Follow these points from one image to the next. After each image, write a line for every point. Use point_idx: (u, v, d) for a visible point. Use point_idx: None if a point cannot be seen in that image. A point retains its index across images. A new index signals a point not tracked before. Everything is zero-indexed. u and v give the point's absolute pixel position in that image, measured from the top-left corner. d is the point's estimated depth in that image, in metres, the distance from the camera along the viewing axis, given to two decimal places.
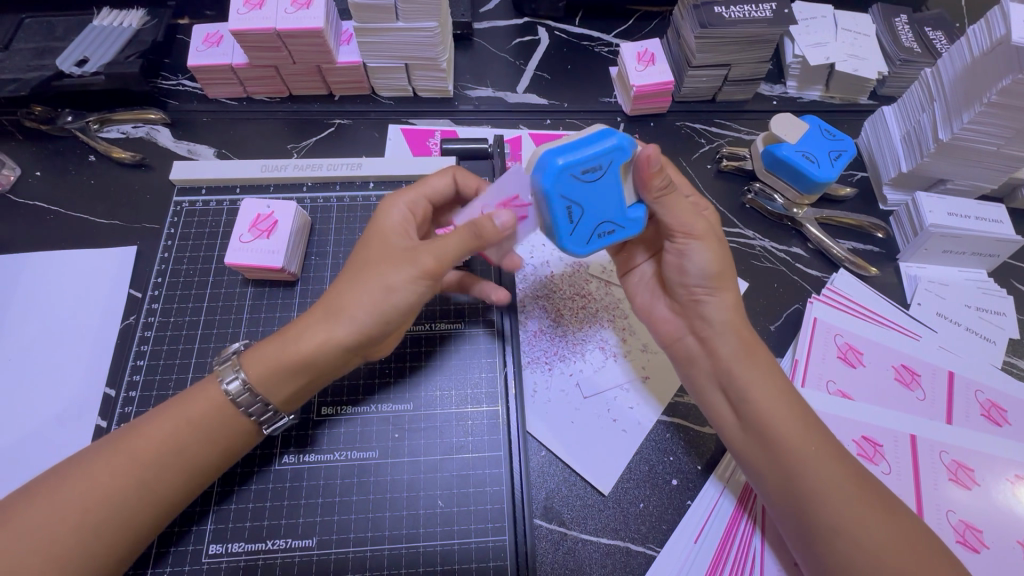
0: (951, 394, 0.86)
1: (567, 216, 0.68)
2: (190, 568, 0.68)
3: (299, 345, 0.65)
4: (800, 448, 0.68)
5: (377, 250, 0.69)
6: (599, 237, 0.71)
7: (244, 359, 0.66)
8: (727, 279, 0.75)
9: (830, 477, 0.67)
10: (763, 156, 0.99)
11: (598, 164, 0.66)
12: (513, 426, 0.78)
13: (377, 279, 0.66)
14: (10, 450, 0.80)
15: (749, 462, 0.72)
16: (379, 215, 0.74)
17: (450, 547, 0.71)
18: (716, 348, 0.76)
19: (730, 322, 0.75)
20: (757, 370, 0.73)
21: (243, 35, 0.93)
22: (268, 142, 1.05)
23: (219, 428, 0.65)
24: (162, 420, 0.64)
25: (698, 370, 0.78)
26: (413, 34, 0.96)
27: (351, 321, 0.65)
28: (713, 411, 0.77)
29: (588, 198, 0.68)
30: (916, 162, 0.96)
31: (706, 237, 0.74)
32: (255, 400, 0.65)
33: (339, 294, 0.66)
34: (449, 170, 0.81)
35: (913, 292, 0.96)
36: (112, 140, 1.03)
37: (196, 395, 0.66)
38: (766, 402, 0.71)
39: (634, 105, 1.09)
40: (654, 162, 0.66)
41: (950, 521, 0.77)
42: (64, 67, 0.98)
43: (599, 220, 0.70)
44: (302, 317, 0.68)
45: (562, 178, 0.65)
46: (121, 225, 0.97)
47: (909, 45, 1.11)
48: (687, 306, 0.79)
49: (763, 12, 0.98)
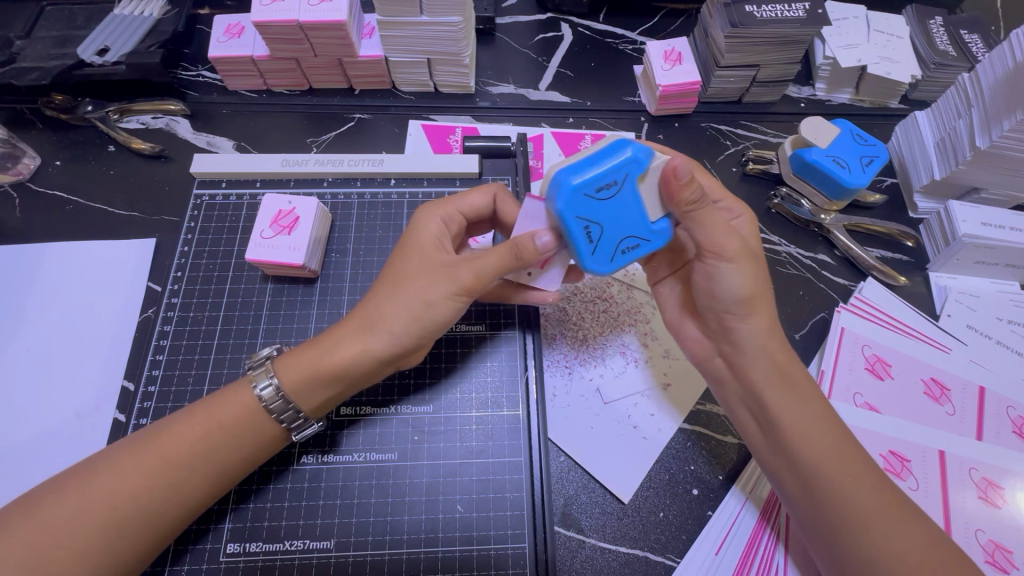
0: (981, 409, 0.84)
1: (586, 236, 0.65)
2: (208, 566, 0.67)
3: (334, 355, 0.65)
4: (827, 472, 0.67)
5: (413, 263, 0.68)
6: (622, 254, 0.68)
7: (278, 365, 0.66)
8: (759, 302, 0.71)
9: (864, 500, 0.65)
10: (792, 160, 0.96)
11: (613, 180, 0.64)
12: (535, 431, 0.77)
13: (415, 294, 0.66)
14: (28, 441, 0.80)
15: (779, 480, 0.72)
16: (413, 227, 0.73)
17: (469, 553, 0.70)
18: (748, 372, 0.73)
19: (763, 348, 0.72)
20: (789, 390, 0.71)
21: (265, 27, 0.91)
22: (287, 136, 1.04)
23: (247, 430, 0.64)
24: (192, 423, 0.63)
25: (731, 392, 0.77)
26: (437, 28, 0.94)
27: (387, 334, 0.65)
28: (742, 426, 0.76)
29: (606, 216, 0.65)
30: (950, 170, 0.94)
31: (739, 258, 0.69)
32: (287, 408, 0.65)
33: (378, 306, 0.66)
34: (491, 188, 0.78)
35: (943, 303, 0.94)
36: (132, 131, 1.02)
37: (224, 398, 0.65)
38: (796, 422, 0.69)
39: (658, 105, 1.07)
40: (682, 173, 0.62)
41: (979, 541, 0.75)
42: (84, 55, 0.97)
43: (620, 236, 0.67)
44: (336, 327, 0.67)
45: (576, 198, 0.63)
46: (140, 217, 0.96)
47: (944, 48, 1.08)
48: (718, 330, 0.75)
49: (796, 12, 0.95)
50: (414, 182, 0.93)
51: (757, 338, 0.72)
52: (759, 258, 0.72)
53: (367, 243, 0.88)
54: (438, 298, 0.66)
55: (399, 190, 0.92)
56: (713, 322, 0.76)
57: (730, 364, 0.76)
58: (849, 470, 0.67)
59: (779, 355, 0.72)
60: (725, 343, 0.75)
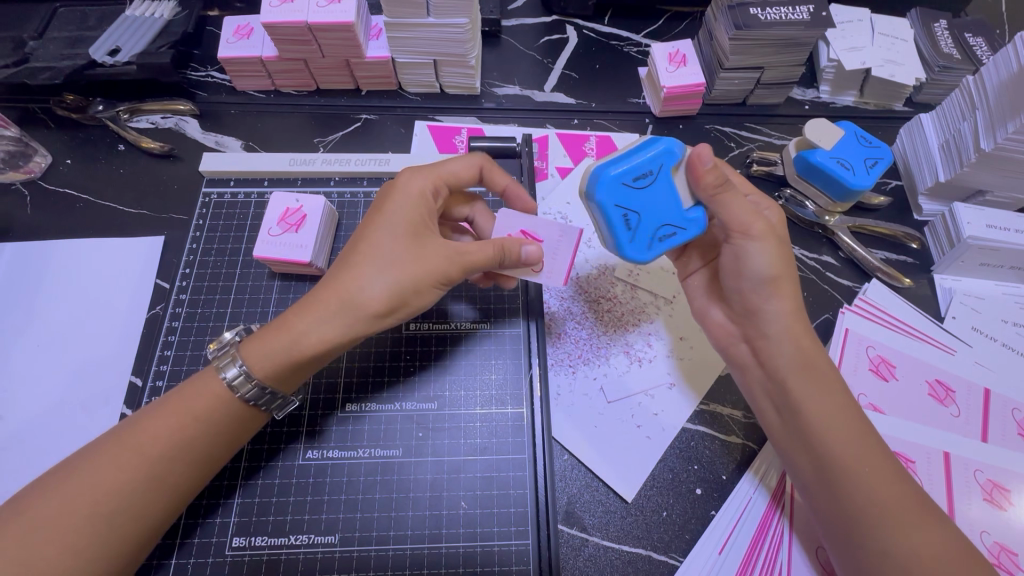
0: (986, 411, 0.84)
1: (625, 223, 0.69)
2: (213, 560, 0.68)
3: (310, 341, 0.64)
4: (846, 460, 0.67)
5: (394, 243, 0.66)
6: (659, 241, 0.71)
7: (244, 351, 0.65)
8: (786, 281, 0.72)
9: (880, 491, 0.65)
10: (797, 162, 0.96)
11: (646, 171, 0.68)
12: (538, 428, 0.77)
13: (396, 275, 0.65)
14: (37, 435, 0.81)
15: (796, 468, 0.72)
16: (396, 198, 0.70)
17: (472, 549, 0.70)
18: (774, 354, 0.73)
19: (788, 329, 0.72)
20: (811, 380, 0.71)
21: (274, 28, 0.92)
22: (294, 136, 1.05)
23: (218, 415, 0.64)
24: (165, 416, 0.63)
25: (753, 379, 0.77)
26: (443, 30, 0.95)
27: (371, 319, 0.65)
28: (762, 415, 0.77)
29: (642, 205, 0.69)
30: (955, 172, 0.94)
31: (765, 237, 0.71)
32: (255, 389, 0.65)
33: (354, 286, 0.64)
34: (477, 160, 0.78)
35: (948, 304, 0.93)
36: (141, 130, 1.04)
37: (195, 388, 0.65)
38: (819, 412, 0.69)
39: (663, 107, 1.07)
40: (706, 158, 0.67)
41: (984, 542, 0.75)
42: (96, 56, 0.98)
43: (657, 223, 0.71)
44: (306, 308, 0.65)
45: (615, 187, 0.67)
46: (150, 215, 0.97)
47: (949, 51, 1.08)
48: (745, 312, 0.77)
49: (800, 15, 0.96)
50: None
51: (781, 322, 0.73)
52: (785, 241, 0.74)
53: None
54: (423, 284, 0.66)
55: None
56: (740, 305, 0.77)
57: (754, 349, 0.76)
58: (867, 461, 0.67)
59: (806, 342, 0.72)
60: (751, 324, 0.76)
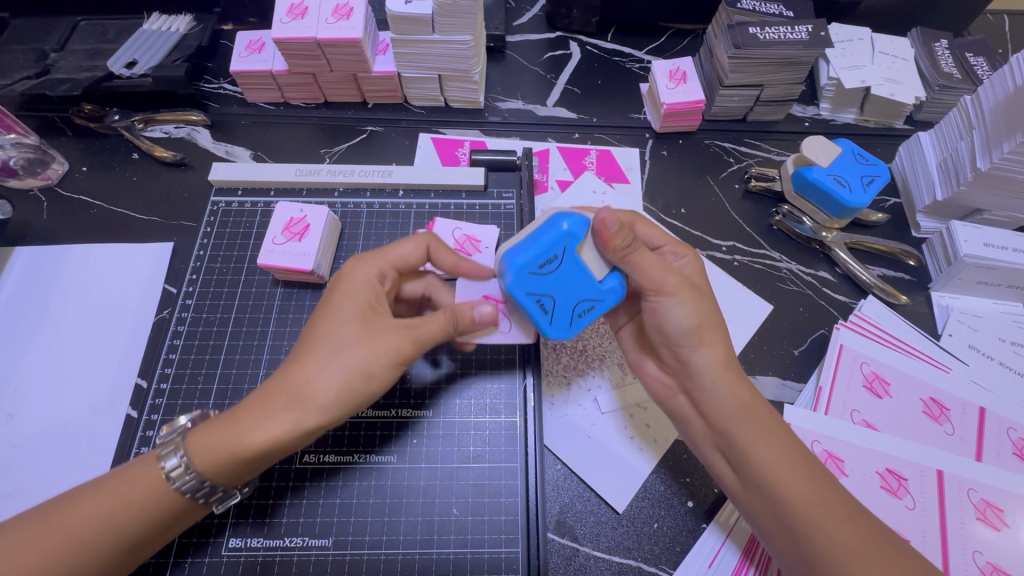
0: (981, 430, 0.84)
1: (541, 308, 0.70)
2: (210, 560, 0.69)
3: (254, 437, 0.60)
4: (799, 501, 0.66)
5: (345, 331, 0.65)
6: (580, 317, 0.72)
7: (189, 441, 0.61)
8: (708, 332, 0.73)
9: (840, 538, 0.64)
10: (793, 178, 0.98)
11: (552, 254, 0.68)
12: (531, 438, 0.78)
13: (347, 363, 0.63)
14: (44, 433, 0.83)
15: (757, 524, 0.70)
16: (345, 285, 0.69)
17: (462, 556, 0.71)
18: (709, 404, 0.73)
19: (717, 377, 0.72)
20: (753, 429, 0.71)
21: (284, 44, 0.96)
22: (302, 147, 1.08)
23: (151, 502, 0.59)
24: (98, 497, 0.59)
25: (695, 430, 0.76)
26: (448, 46, 0.98)
27: (319, 411, 0.61)
28: (712, 467, 0.75)
29: (555, 287, 0.70)
30: (952, 191, 0.94)
31: (679, 291, 0.72)
32: (191, 480, 0.60)
33: (303, 377, 0.62)
34: (423, 238, 0.75)
35: (945, 322, 0.94)
36: (155, 139, 1.07)
37: (133, 473, 0.61)
38: (769, 464, 0.68)
39: (663, 122, 1.09)
40: (611, 223, 0.68)
41: (976, 563, 0.75)
42: (113, 67, 1.03)
43: (574, 302, 0.71)
44: (253, 401, 0.62)
45: (522, 277, 0.68)
46: (161, 221, 1.00)
47: (949, 70, 1.09)
48: (675, 365, 0.76)
49: (799, 34, 0.97)
50: (422, 193, 0.96)
51: (713, 369, 0.73)
52: (705, 293, 0.75)
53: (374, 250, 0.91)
54: (376, 369, 0.64)
55: (407, 201, 0.95)
56: (673, 359, 0.77)
57: (692, 400, 0.76)
58: (825, 511, 0.65)
59: (742, 393, 0.72)
60: (684, 375, 0.76)
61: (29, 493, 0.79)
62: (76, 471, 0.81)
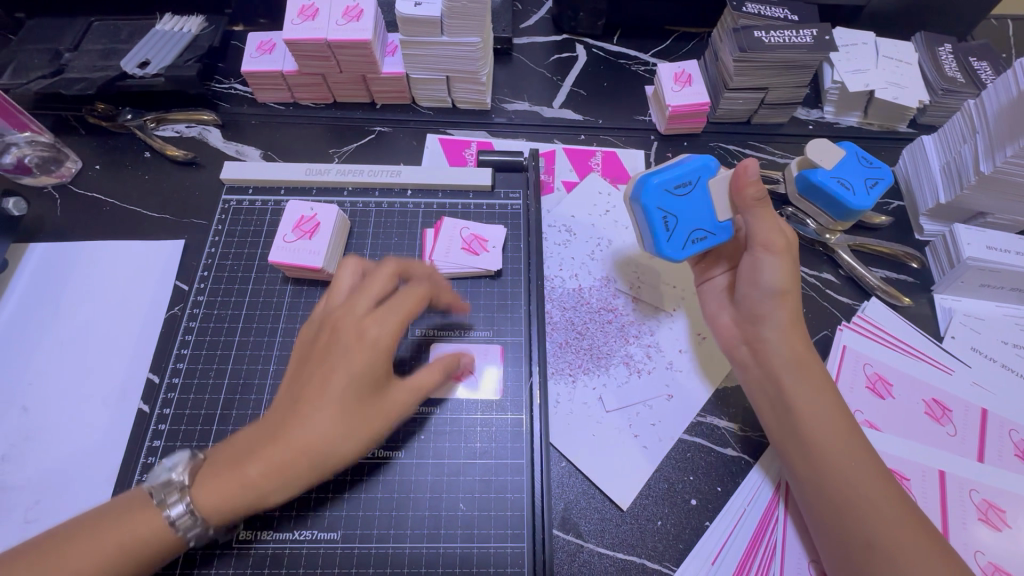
0: (983, 431, 0.85)
1: (664, 225, 0.82)
2: (220, 552, 0.70)
3: (270, 501, 0.63)
4: (832, 452, 0.71)
5: (350, 400, 0.66)
6: (693, 243, 0.83)
7: (198, 490, 0.62)
8: (794, 297, 0.80)
9: (863, 484, 0.69)
10: (797, 180, 0.98)
11: (688, 181, 0.82)
12: (537, 436, 0.79)
13: (344, 434, 0.65)
14: (57, 427, 0.85)
15: (788, 466, 0.74)
16: (346, 336, 0.70)
17: (469, 550, 0.72)
18: (774, 354, 0.79)
19: (789, 333, 0.79)
20: (804, 379, 0.76)
21: (295, 45, 0.97)
22: (311, 146, 1.09)
23: (147, 548, 0.61)
24: (95, 537, 0.60)
25: (750, 376, 0.82)
26: (456, 48, 0.99)
27: (327, 472, 0.65)
28: (758, 411, 0.80)
29: (680, 210, 0.82)
30: (956, 194, 0.95)
31: (782, 253, 0.80)
32: (195, 524, 0.62)
33: (304, 437, 0.64)
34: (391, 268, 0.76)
35: (947, 324, 0.94)
36: (167, 138, 1.09)
37: (129, 518, 0.61)
38: (814, 412, 0.74)
39: (668, 125, 1.10)
40: (751, 171, 0.79)
41: (978, 562, 0.75)
42: (127, 67, 1.04)
43: (691, 227, 0.82)
44: (262, 456, 0.63)
45: (659, 193, 0.81)
46: (172, 219, 1.02)
47: (953, 74, 1.10)
48: (750, 317, 0.83)
49: (803, 38, 0.98)
50: (429, 193, 0.97)
51: (781, 326, 0.79)
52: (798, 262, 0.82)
53: (382, 249, 0.92)
54: (369, 441, 0.67)
55: (414, 200, 0.97)
56: (746, 309, 0.84)
57: (753, 350, 0.82)
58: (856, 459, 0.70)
59: (798, 346, 0.79)
60: (755, 326, 0.82)
61: (43, 485, 0.80)
62: (89, 464, 0.82)
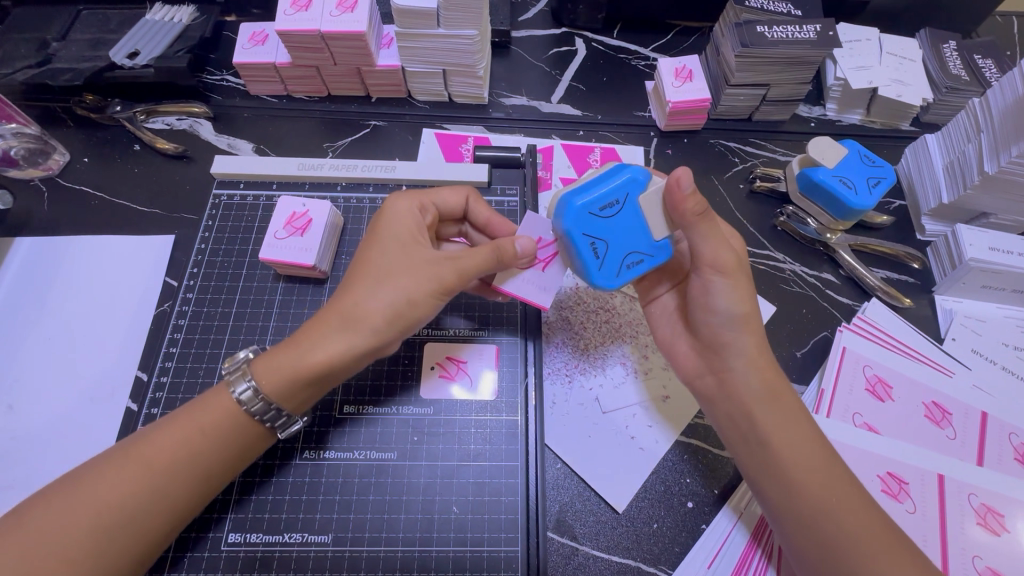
0: (983, 435, 0.84)
1: (594, 252, 0.70)
2: (209, 556, 0.69)
3: (313, 354, 0.65)
4: (814, 486, 0.66)
5: (394, 257, 0.70)
6: (628, 268, 0.72)
7: (255, 368, 0.66)
8: (753, 319, 0.72)
9: (848, 518, 0.64)
10: (798, 179, 0.97)
11: (615, 199, 0.70)
12: (532, 437, 0.78)
13: (389, 302, 0.67)
14: (43, 426, 0.83)
15: (767, 503, 0.70)
16: (388, 220, 0.74)
17: (462, 554, 0.71)
18: (738, 388, 0.72)
19: (753, 362, 0.72)
20: (778, 409, 0.71)
21: (288, 36, 0.95)
22: (304, 141, 1.07)
23: (227, 426, 0.65)
24: (173, 428, 0.64)
25: (719, 409, 0.75)
26: (452, 41, 0.97)
27: (369, 331, 0.66)
28: (730, 445, 0.75)
29: (609, 233, 0.70)
30: (958, 194, 0.94)
31: (732, 273, 0.72)
32: (267, 408, 0.66)
33: (354, 304, 0.66)
34: (464, 190, 0.82)
35: (948, 326, 0.93)
36: (157, 131, 1.06)
37: (209, 401, 0.66)
38: (791, 445, 0.68)
39: (668, 121, 1.08)
40: (683, 184, 0.66)
41: (975, 567, 0.74)
42: (116, 58, 1.02)
43: (626, 251, 0.71)
44: (313, 325, 0.67)
45: (580, 216, 0.69)
46: (162, 214, 1.00)
47: (957, 72, 1.08)
48: (710, 345, 0.76)
49: (806, 34, 0.97)
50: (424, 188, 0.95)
51: (747, 355, 0.72)
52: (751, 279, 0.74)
53: None
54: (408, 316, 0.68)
55: None
56: (706, 336, 0.76)
57: (719, 381, 0.75)
58: (837, 491, 0.66)
59: (768, 374, 0.72)
60: (717, 357, 0.75)
61: (29, 484, 0.79)
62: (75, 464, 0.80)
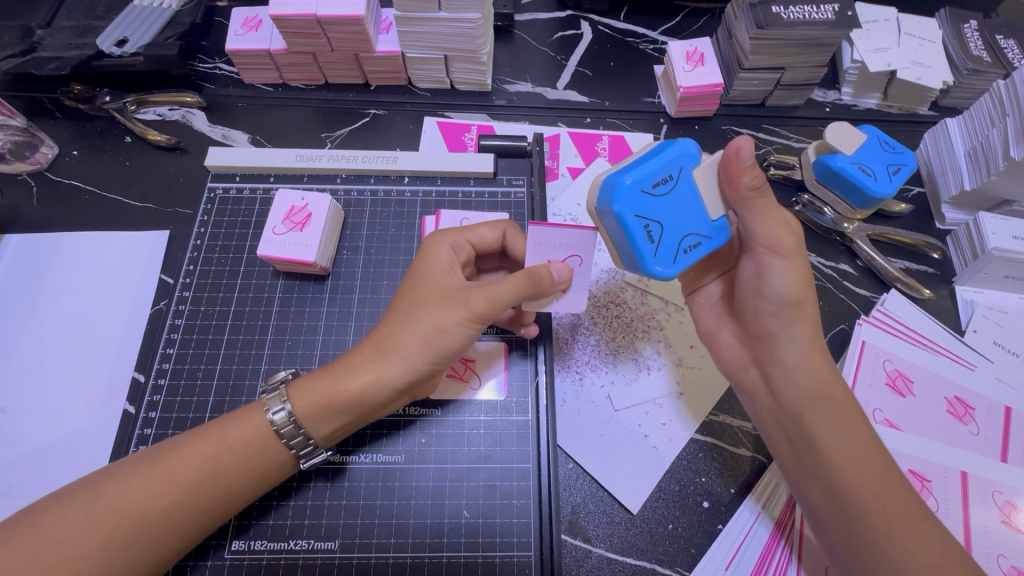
0: (1007, 430, 0.82)
1: (647, 237, 0.62)
2: (213, 563, 0.67)
3: (350, 382, 0.64)
4: (863, 494, 0.63)
5: (424, 289, 0.67)
6: (685, 253, 0.65)
7: (291, 390, 0.65)
8: (807, 305, 0.68)
9: (901, 531, 0.61)
10: (815, 167, 0.93)
11: (667, 174, 0.62)
12: (544, 437, 0.75)
13: (415, 331, 0.64)
14: (37, 430, 0.81)
15: (809, 503, 0.68)
16: (423, 258, 0.71)
17: (474, 559, 0.69)
18: (789, 383, 0.69)
19: (807, 355, 0.68)
20: (829, 411, 0.67)
21: (282, 21, 0.90)
22: (302, 131, 1.03)
23: (256, 449, 0.63)
24: (202, 442, 0.62)
25: (763, 407, 0.73)
26: (454, 25, 0.93)
27: (401, 362, 0.64)
28: (774, 447, 0.72)
29: (664, 213, 0.63)
30: (981, 181, 0.90)
31: (791, 255, 0.67)
32: (297, 433, 0.64)
33: (385, 331, 0.65)
34: (500, 223, 0.75)
35: (969, 318, 0.91)
36: (148, 122, 1.02)
37: (240, 420, 0.64)
38: (840, 453, 0.65)
39: (678, 107, 1.05)
40: (743, 155, 0.62)
41: (1001, 567, 0.72)
42: (103, 47, 0.97)
43: (680, 234, 0.64)
44: (351, 352, 0.66)
45: (634, 195, 0.61)
46: (156, 208, 0.96)
47: (979, 53, 1.04)
48: (759, 335, 0.72)
49: (825, 13, 0.92)
50: (428, 180, 0.92)
51: (800, 346, 0.68)
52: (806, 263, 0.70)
53: (378, 242, 0.87)
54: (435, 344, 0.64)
55: (412, 188, 0.92)
56: (754, 326, 0.72)
57: (767, 375, 0.72)
58: (890, 497, 0.63)
59: (825, 372, 0.68)
60: (765, 349, 0.71)
61: (25, 492, 0.77)
62: (70, 470, 0.78)
